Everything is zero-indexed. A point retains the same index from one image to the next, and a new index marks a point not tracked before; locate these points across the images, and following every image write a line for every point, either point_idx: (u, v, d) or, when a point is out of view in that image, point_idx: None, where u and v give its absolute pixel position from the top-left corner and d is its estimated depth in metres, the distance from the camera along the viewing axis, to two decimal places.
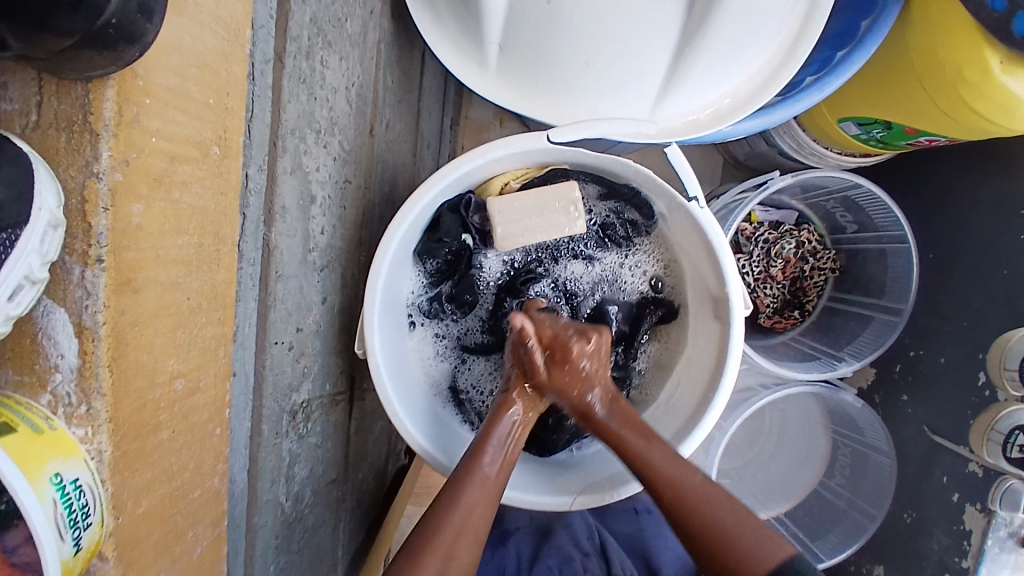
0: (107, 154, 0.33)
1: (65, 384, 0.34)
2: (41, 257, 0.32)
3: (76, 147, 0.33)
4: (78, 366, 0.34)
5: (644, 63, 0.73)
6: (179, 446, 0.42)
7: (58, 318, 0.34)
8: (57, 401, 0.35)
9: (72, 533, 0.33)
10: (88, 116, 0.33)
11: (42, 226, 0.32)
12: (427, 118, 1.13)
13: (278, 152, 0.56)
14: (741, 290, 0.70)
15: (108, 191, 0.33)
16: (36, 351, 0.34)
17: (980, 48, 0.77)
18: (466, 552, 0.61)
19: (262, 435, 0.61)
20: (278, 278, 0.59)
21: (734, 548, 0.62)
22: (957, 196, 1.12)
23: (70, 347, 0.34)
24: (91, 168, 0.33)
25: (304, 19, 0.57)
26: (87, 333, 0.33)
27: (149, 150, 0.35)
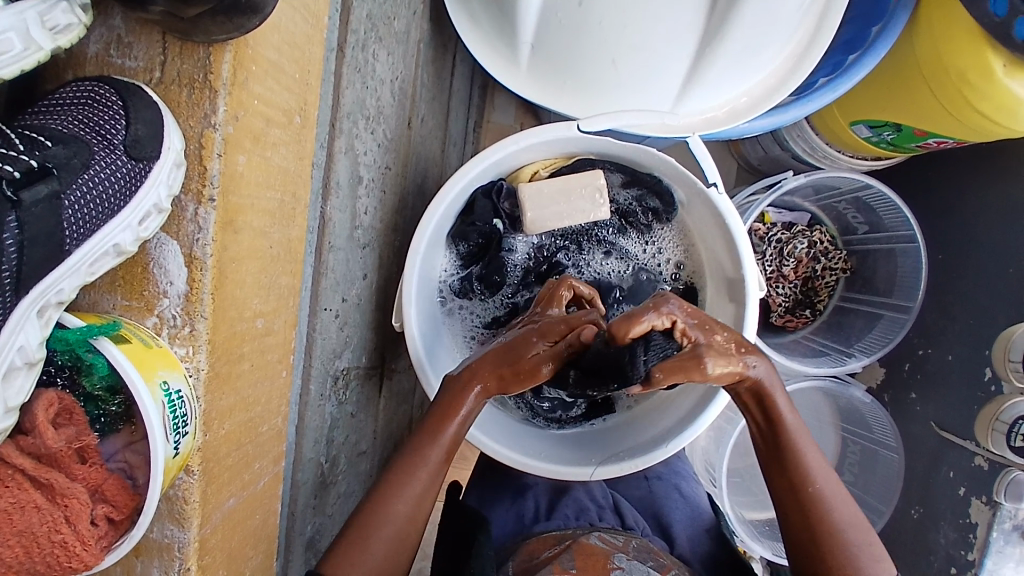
0: (223, 109, 0.41)
1: (173, 307, 0.42)
2: (167, 189, 0.41)
3: (198, 101, 0.41)
4: (187, 291, 0.41)
5: (666, 64, 0.78)
6: (254, 381, 0.48)
7: (170, 250, 0.42)
8: (162, 323, 0.42)
9: (174, 436, 0.39)
10: (208, 75, 0.41)
11: (169, 162, 0.41)
12: (454, 117, 1.19)
13: (336, 132, 0.62)
14: (756, 274, 0.75)
15: (221, 140, 0.41)
16: (147, 279, 0.43)
17: (984, 53, 0.82)
18: (400, 526, 0.68)
19: (309, 394, 0.66)
20: (330, 249, 0.65)
21: (830, 516, 0.68)
22: (965, 198, 1.16)
23: (179, 273, 0.41)
24: (209, 120, 0.41)
25: (362, 14, 0.63)
26: (195, 262, 0.41)
27: (253, 111, 0.43)
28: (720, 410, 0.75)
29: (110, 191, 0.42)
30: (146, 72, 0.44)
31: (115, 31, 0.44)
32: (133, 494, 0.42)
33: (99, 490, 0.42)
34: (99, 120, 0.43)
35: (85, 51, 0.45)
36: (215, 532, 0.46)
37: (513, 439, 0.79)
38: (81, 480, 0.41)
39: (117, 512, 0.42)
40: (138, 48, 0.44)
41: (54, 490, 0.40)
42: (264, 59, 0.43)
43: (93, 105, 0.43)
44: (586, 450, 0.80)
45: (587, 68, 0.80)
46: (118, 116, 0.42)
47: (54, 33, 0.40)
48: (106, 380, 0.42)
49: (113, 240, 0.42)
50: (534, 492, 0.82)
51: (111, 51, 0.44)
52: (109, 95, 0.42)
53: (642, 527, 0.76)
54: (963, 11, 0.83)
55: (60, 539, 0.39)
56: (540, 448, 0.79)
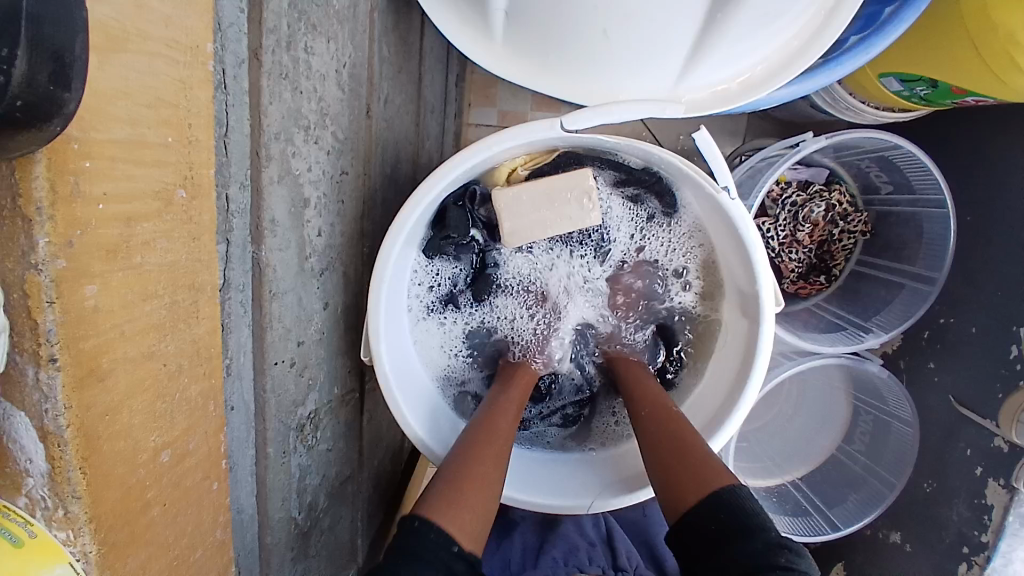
0: (45, 243, 0.29)
1: (39, 489, 0.32)
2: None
3: (9, 236, 0.29)
4: (49, 471, 0.32)
5: (669, 34, 0.64)
6: (172, 512, 0.41)
7: (19, 422, 0.32)
8: (34, 503, 0.32)
9: None
10: (19, 200, 0.29)
11: None
12: (429, 81, 1.04)
13: (263, 161, 0.50)
14: (772, 284, 0.65)
15: (52, 282, 0.30)
16: (5, 454, 0.32)
17: None
18: (488, 482, 0.59)
19: (268, 458, 0.59)
20: (273, 297, 0.55)
21: (676, 427, 0.64)
22: (1002, 152, 1.03)
23: (36, 450, 0.32)
24: (29, 259, 0.29)
25: (282, 6, 0.49)
26: (52, 437, 0.31)
27: (99, 220, 0.32)
28: (742, 423, 0.66)
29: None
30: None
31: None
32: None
33: None
34: None
35: None
36: None
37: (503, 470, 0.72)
38: None
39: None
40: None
41: None
42: (109, 140, 0.32)
43: None
44: (585, 474, 0.73)
45: (572, 42, 0.66)
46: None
47: None
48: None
49: None
50: (520, 533, 0.79)
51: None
52: None
53: (634, 564, 0.73)
54: None
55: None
56: (532, 477, 0.72)
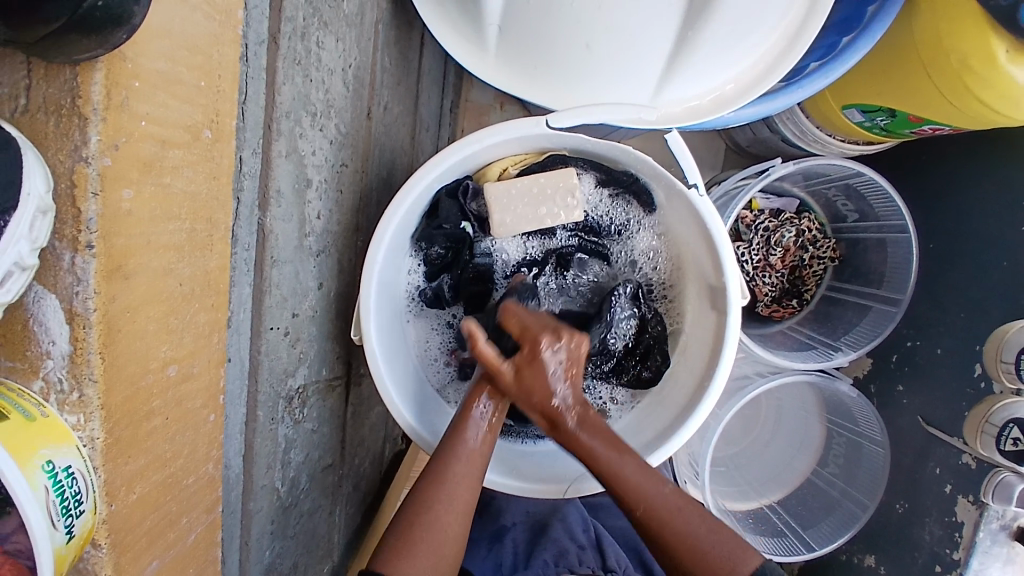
0: (95, 139, 0.34)
1: (57, 370, 0.36)
2: (30, 244, 0.34)
3: (65, 131, 0.34)
4: (70, 353, 0.35)
5: (645, 48, 0.71)
6: (170, 433, 0.43)
7: (48, 304, 0.35)
8: (49, 387, 0.36)
9: (65, 520, 0.35)
10: (77, 100, 0.34)
11: (31, 212, 0.33)
12: (425, 100, 1.11)
13: (273, 136, 0.55)
14: (739, 279, 0.70)
15: (97, 175, 0.35)
16: (28, 338, 0.36)
17: (987, 37, 0.77)
18: (459, 505, 0.66)
19: (258, 421, 0.61)
20: (273, 263, 0.59)
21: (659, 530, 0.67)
22: (960, 185, 1.12)
23: (60, 332, 0.35)
24: (80, 152, 0.34)
25: (300, 0, 0.56)
26: (78, 319, 0.35)
27: (139, 135, 0.37)
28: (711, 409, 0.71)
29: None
30: (10, 99, 0.36)
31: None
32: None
33: None
34: None
35: None
36: None
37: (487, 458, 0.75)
38: None
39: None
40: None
41: None
42: (147, 72, 0.37)
43: None
44: (562, 463, 0.77)
45: (560, 53, 0.73)
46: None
47: None
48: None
49: None
50: (512, 536, 0.81)
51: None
52: None
53: (623, 567, 0.75)
54: None
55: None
56: (513, 464, 0.76)
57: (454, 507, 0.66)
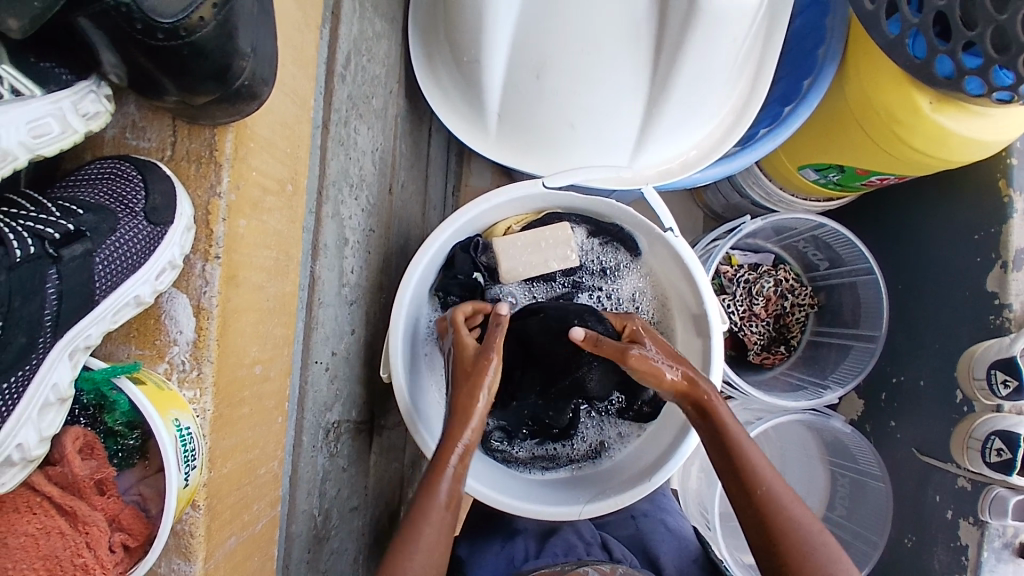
0: (226, 179, 0.50)
1: (182, 353, 0.49)
2: (179, 250, 0.49)
3: (205, 174, 0.50)
4: (195, 339, 0.49)
5: (619, 122, 0.87)
6: (253, 424, 0.54)
7: (180, 301, 0.50)
8: (171, 368, 0.49)
9: (185, 469, 0.45)
10: (214, 151, 0.51)
11: (182, 228, 0.49)
12: (433, 183, 1.27)
13: (323, 200, 0.68)
14: (717, 306, 0.81)
15: (226, 206, 0.50)
16: (158, 329, 0.50)
17: (910, 94, 0.89)
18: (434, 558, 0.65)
19: (302, 445, 0.69)
20: (320, 304, 0.70)
21: (787, 515, 0.65)
22: (913, 229, 1.25)
23: (188, 323, 0.49)
24: (215, 189, 0.50)
25: (343, 96, 0.71)
26: (203, 312, 0.49)
27: (252, 180, 0.52)
28: None
29: (132, 249, 0.49)
30: (159, 150, 0.53)
31: (129, 117, 0.53)
32: (147, 522, 0.47)
33: (116, 519, 0.47)
34: (120, 191, 0.50)
35: (104, 135, 0.54)
36: (218, 568, 0.51)
37: (508, 487, 0.82)
38: (100, 510, 0.46)
39: (132, 540, 0.47)
40: (150, 130, 0.53)
41: (77, 517, 0.45)
42: (259, 136, 0.53)
43: (116, 179, 0.51)
44: (573, 491, 0.84)
45: (550, 130, 0.88)
46: (138, 187, 0.50)
47: (86, 119, 0.50)
48: (126, 415, 0.48)
49: (134, 292, 0.49)
50: (524, 538, 0.83)
51: (127, 133, 0.54)
52: (130, 170, 0.50)
53: (630, 559, 0.79)
54: (885, 59, 0.91)
55: (81, 562, 0.43)
56: (531, 492, 0.83)
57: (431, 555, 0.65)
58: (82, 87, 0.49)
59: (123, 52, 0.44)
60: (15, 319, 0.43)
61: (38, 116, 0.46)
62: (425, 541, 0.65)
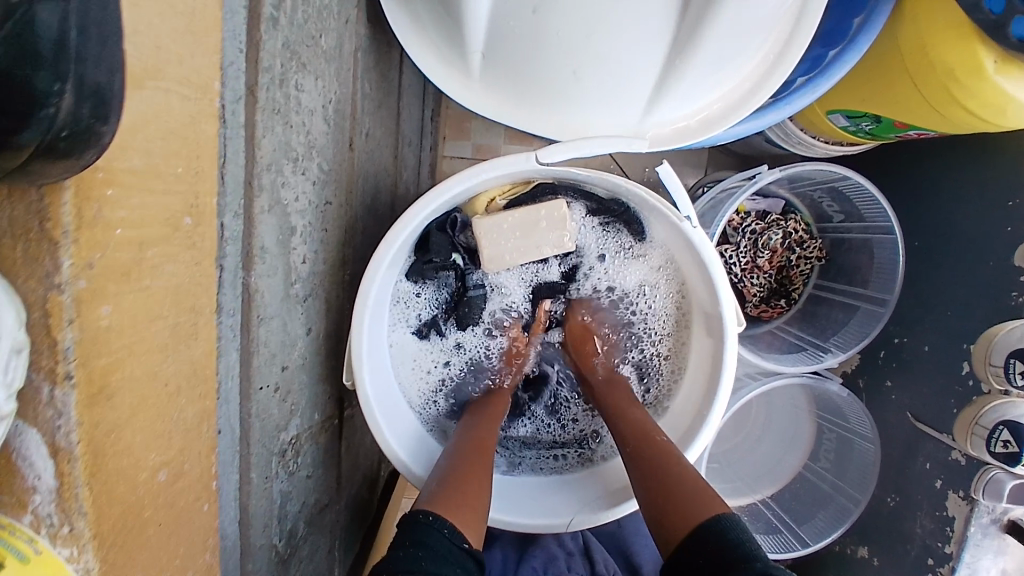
0: (68, 264, 0.33)
1: (44, 506, 0.35)
2: (7, 388, 0.32)
3: (35, 258, 0.33)
4: (57, 488, 0.35)
5: (633, 74, 0.69)
6: (166, 533, 0.45)
7: (32, 439, 0.35)
8: (40, 520, 0.35)
9: None
10: (45, 222, 0.33)
11: (7, 352, 0.32)
12: (407, 116, 1.08)
13: (255, 192, 0.52)
14: (734, 305, 0.69)
15: (72, 302, 0.34)
16: (12, 471, 0.35)
17: (973, 48, 0.74)
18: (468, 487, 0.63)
19: (251, 483, 0.59)
20: (260, 321, 0.56)
21: (659, 462, 0.65)
22: (947, 184, 1.11)
23: (45, 467, 0.35)
24: (52, 280, 0.33)
25: (276, 47, 0.52)
26: (62, 454, 0.35)
27: (115, 244, 0.37)
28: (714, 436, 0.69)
29: None
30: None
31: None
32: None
33: None
34: None
35: None
36: None
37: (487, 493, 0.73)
38: None
39: None
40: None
41: None
42: (120, 169, 0.36)
43: None
44: (561, 496, 0.74)
45: (547, 80, 0.70)
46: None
47: None
48: None
49: None
50: (500, 547, 0.78)
51: None
52: None
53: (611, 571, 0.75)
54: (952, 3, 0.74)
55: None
56: (512, 498, 0.73)
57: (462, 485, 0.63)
58: None
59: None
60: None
61: None
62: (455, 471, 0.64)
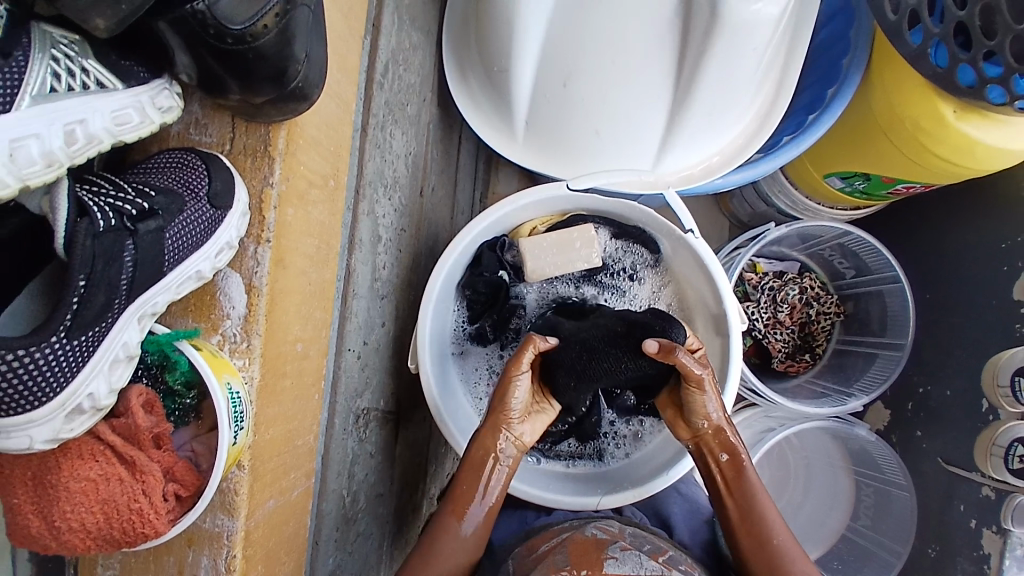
0: (277, 172, 0.59)
1: (234, 327, 0.58)
2: (236, 233, 0.57)
3: (258, 166, 0.59)
4: (245, 313, 0.58)
5: (641, 129, 0.90)
6: (292, 398, 0.64)
7: (233, 280, 0.58)
8: (223, 339, 0.58)
9: (234, 427, 0.53)
10: (268, 146, 0.59)
11: (238, 212, 0.57)
12: (462, 189, 1.31)
13: (360, 197, 0.73)
14: (735, 306, 0.84)
15: (276, 195, 0.59)
16: (213, 304, 0.59)
17: (935, 102, 0.89)
18: (461, 545, 0.73)
19: (334, 427, 0.74)
20: (354, 296, 0.74)
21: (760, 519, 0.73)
22: (946, 239, 1.22)
23: (239, 299, 0.58)
24: (267, 180, 0.59)
25: (381, 102, 0.76)
26: (253, 289, 0.58)
27: (298, 174, 0.61)
28: None
29: (195, 230, 0.55)
30: (219, 145, 0.61)
31: (193, 116, 0.62)
32: (197, 475, 0.54)
33: (170, 471, 0.53)
34: (189, 178, 0.57)
35: (169, 129, 0.62)
36: (257, 527, 0.59)
37: (527, 476, 0.86)
38: (156, 461, 0.52)
39: (184, 489, 0.53)
40: (211, 127, 0.61)
41: (134, 467, 0.51)
42: (306, 135, 0.62)
43: (184, 166, 0.58)
44: (591, 484, 0.86)
45: (575, 136, 0.92)
46: (202, 176, 0.57)
47: (161, 111, 0.57)
48: (185, 375, 0.55)
49: (196, 267, 0.56)
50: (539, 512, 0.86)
51: (190, 130, 0.62)
52: (195, 159, 0.58)
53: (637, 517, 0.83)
54: (911, 71, 0.91)
55: (137, 506, 0.49)
56: (547, 481, 0.86)
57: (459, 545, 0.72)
58: (158, 85, 0.57)
59: (194, 54, 0.51)
60: (98, 278, 0.48)
61: (121, 107, 0.54)
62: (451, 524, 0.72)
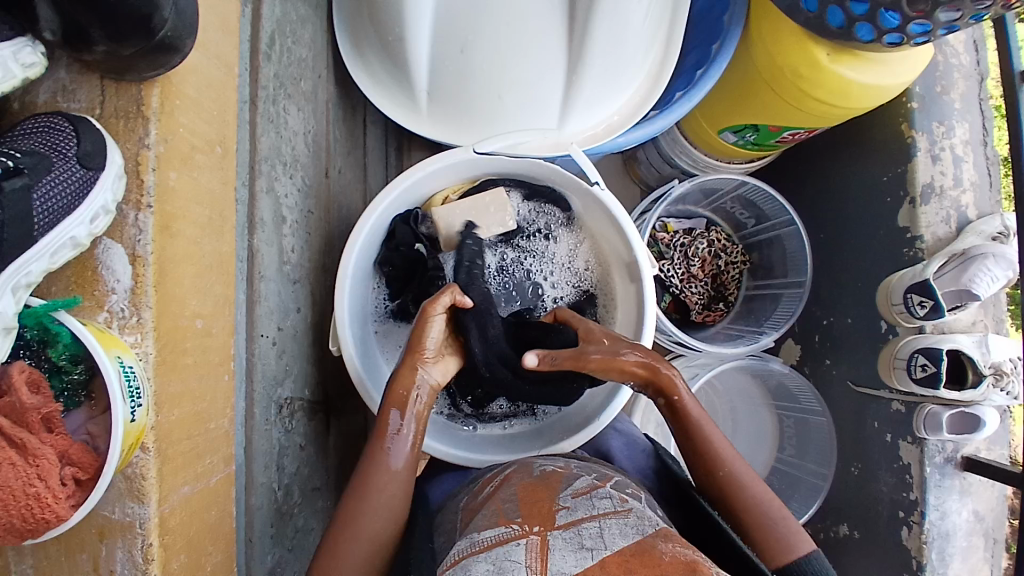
0: (154, 132, 0.57)
1: (121, 301, 0.56)
2: (111, 197, 0.55)
3: (134, 127, 0.57)
4: (132, 286, 0.56)
5: (541, 92, 0.92)
6: (197, 374, 0.62)
7: (116, 250, 0.56)
8: (111, 316, 0.56)
9: (131, 402, 0.52)
10: (141, 106, 0.57)
11: (112, 173, 0.55)
12: (374, 174, 1.28)
13: (256, 174, 0.71)
14: (645, 252, 0.86)
15: (155, 156, 0.57)
16: (97, 280, 0.56)
17: (810, 49, 0.96)
18: (380, 518, 0.69)
19: (255, 416, 0.70)
20: (262, 278, 0.72)
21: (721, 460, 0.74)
22: (833, 181, 1.33)
23: (124, 271, 0.56)
24: (143, 140, 0.57)
25: (270, 75, 0.73)
26: (138, 259, 0.56)
27: (179, 136, 0.60)
28: None
29: (66, 189, 0.54)
30: (90, 111, 0.59)
31: (60, 82, 0.59)
32: (96, 455, 0.52)
33: (65, 455, 0.51)
34: (57, 140, 0.55)
35: (35, 98, 0.59)
36: (173, 514, 0.58)
37: (465, 445, 0.87)
38: (49, 445, 0.50)
39: (83, 472, 0.51)
40: (81, 93, 0.59)
41: (25, 449, 0.49)
42: (184, 95, 0.60)
43: (49, 129, 0.56)
44: (529, 441, 0.88)
45: (478, 103, 0.92)
46: (70, 136, 0.55)
47: (25, 67, 0.54)
48: (70, 348, 0.53)
49: (70, 233, 0.54)
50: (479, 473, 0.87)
51: (59, 98, 0.59)
52: (61, 122, 0.56)
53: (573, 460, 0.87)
54: (785, 23, 0.98)
55: (34, 492, 0.48)
56: (485, 446, 0.87)
57: (377, 515, 0.69)
58: (19, 41, 0.54)
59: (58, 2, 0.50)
60: None
61: None
62: (373, 495, 0.69)
